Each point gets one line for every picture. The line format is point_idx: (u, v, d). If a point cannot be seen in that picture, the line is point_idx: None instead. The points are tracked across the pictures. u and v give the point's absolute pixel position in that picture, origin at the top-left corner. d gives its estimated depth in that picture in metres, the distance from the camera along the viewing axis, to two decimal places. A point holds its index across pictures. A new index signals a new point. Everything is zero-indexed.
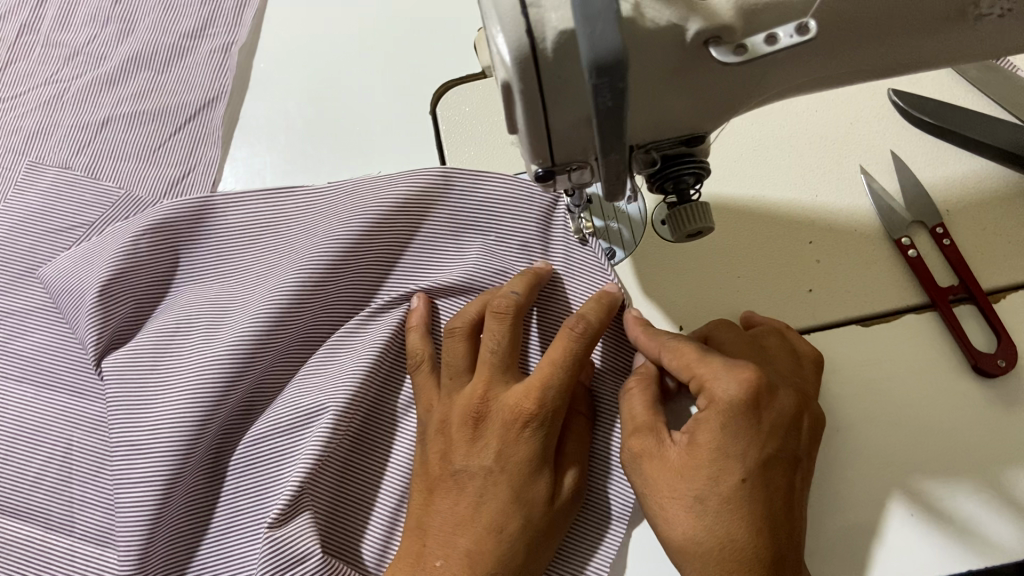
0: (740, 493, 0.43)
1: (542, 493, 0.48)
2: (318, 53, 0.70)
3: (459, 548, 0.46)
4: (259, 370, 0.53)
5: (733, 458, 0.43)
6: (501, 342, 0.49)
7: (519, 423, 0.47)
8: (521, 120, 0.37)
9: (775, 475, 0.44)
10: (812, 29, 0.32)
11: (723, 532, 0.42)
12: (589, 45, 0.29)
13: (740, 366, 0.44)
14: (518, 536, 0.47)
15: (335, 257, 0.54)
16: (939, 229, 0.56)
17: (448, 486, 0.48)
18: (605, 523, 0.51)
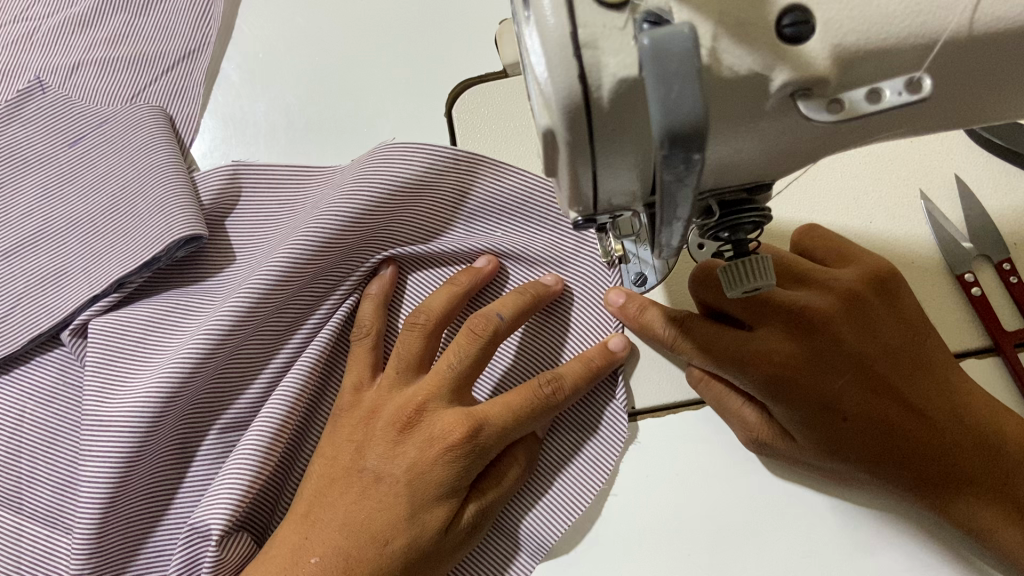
0: None
1: (440, 519, 0.47)
2: (314, 15, 0.65)
3: (336, 548, 0.45)
4: (236, 342, 0.50)
5: None
6: (467, 357, 0.49)
7: (440, 449, 0.47)
8: (564, 171, 0.32)
9: None
10: (924, 88, 0.27)
11: None
12: (661, 113, 0.24)
13: None
14: (401, 554, 0.45)
15: (329, 235, 0.51)
16: (1006, 265, 0.50)
17: (352, 484, 0.47)
18: (519, 546, 0.51)
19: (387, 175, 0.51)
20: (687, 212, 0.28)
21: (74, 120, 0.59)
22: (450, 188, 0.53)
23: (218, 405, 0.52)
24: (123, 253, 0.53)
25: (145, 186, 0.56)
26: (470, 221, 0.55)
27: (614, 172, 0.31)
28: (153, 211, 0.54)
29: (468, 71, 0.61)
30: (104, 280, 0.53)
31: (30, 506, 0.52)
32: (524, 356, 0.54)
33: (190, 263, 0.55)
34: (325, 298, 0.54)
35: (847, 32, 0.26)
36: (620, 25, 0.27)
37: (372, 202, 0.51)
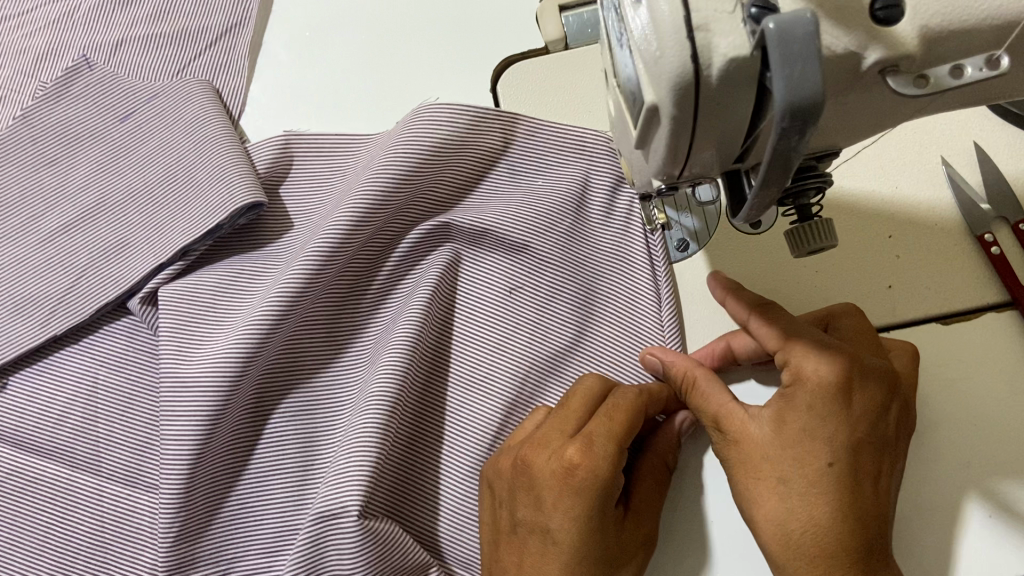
0: (826, 475, 0.44)
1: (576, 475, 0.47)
2: None
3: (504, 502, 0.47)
4: (301, 309, 0.53)
5: (820, 440, 0.44)
6: None
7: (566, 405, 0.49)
8: (661, 140, 0.35)
9: (865, 460, 0.45)
10: (1002, 64, 0.30)
11: (809, 516, 0.44)
12: (784, 90, 0.27)
13: (832, 350, 0.46)
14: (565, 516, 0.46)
15: (380, 198, 0.54)
16: (1022, 225, 0.55)
17: None
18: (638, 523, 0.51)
19: (427, 128, 0.54)
20: (789, 177, 0.31)
21: (123, 96, 0.60)
22: (497, 131, 0.57)
23: (292, 370, 0.54)
24: (188, 221, 0.54)
25: (202, 157, 0.57)
26: (513, 171, 0.58)
27: (709, 140, 0.34)
28: (211, 179, 0.55)
29: (508, 46, 0.63)
30: (169, 249, 0.54)
31: (109, 468, 0.54)
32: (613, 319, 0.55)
33: (250, 229, 0.57)
34: (378, 266, 0.56)
35: (934, 14, 0.30)
36: (729, 9, 0.30)
37: (429, 154, 0.54)
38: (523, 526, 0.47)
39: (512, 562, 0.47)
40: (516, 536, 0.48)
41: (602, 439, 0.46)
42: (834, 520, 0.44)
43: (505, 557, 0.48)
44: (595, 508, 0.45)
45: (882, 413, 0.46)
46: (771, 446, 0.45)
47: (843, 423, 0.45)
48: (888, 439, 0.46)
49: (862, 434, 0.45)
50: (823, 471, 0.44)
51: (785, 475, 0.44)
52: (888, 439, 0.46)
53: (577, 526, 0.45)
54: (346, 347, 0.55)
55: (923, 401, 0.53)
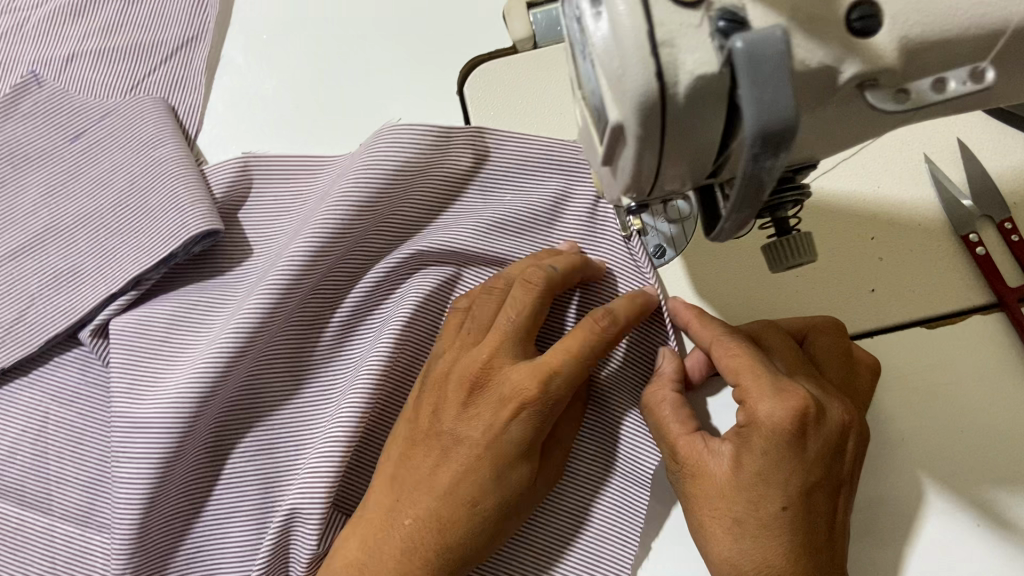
0: (780, 519, 0.43)
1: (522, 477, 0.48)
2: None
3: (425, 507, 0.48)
4: (263, 341, 0.51)
5: (773, 485, 0.43)
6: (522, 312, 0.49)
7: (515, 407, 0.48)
8: (628, 159, 0.33)
9: (818, 499, 0.44)
10: (987, 77, 0.28)
11: (761, 557, 0.43)
12: (755, 113, 0.25)
13: (789, 389, 0.43)
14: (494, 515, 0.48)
15: (345, 216, 0.51)
16: (1008, 224, 0.53)
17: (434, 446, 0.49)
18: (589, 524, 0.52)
19: (392, 148, 0.52)
20: (764, 199, 0.29)
21: (74, 115, 0.58)
22: (467, 150, 0.55)
23: (253, 406, 0.52)
24: (135, 252, 0.53)
25: (155, 181, 0.54)
26: (483, 189, 0.56)
27: (678, 159, 0.32)
28: (165, 207, 0.53)
29: (477, 49, 0.61)
30: (118, 278, 0.53)
31: (62, 507, 0.52)
32: None
33: (203, 260, 0.55)
34: (349, 281, 0.53)
35: (914, 25, 0.28)
36: (696, 23, 0.28)
37: (395, 171, 0.52)
38: (453, 436, 0.49)
39: (420, 471, 0.49)
40: (437, 441, 0.49)
41: (563, 359, 0.47)
42: (786, 561, 0.43)
43: (415, 466, 0.49)
44: (543, 396, 0.47)
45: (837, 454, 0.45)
46: (728, 486, 0.43)
47: (796, 469, 0.43)
48: (842, 477, 0.45)
49: (816, 477, 0.44)
50: (775, 515, 0.43)
51: (738, 516, 0.43)
52: (842, 478, 0.45)
53: (519, 420, 0.47)
54: (313, 375, 0.53)
55: (907, 406, 0.52)
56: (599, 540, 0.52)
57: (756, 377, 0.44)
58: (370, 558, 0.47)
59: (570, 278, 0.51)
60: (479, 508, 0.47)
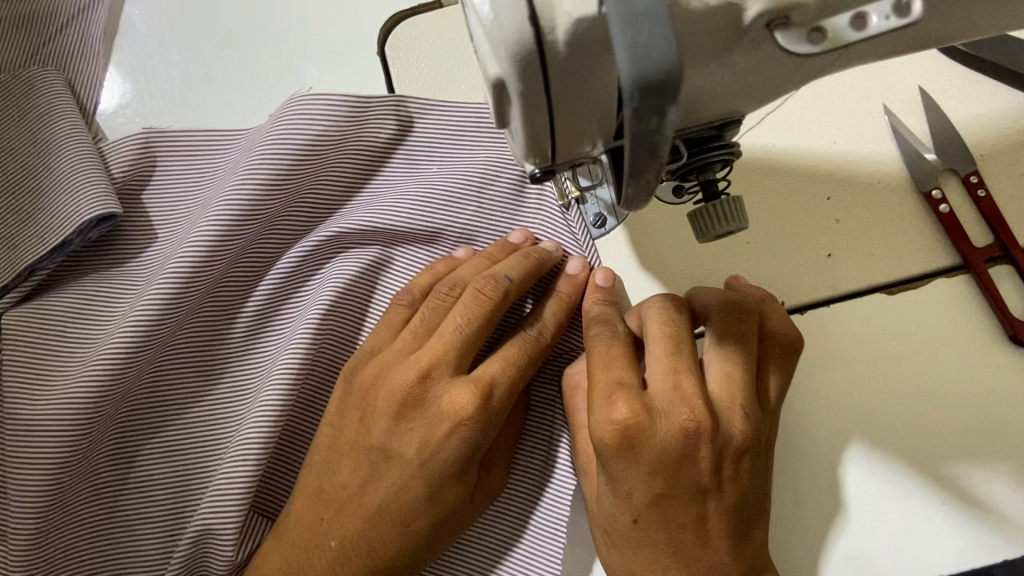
0: (634, 531, 0.40)
1: (456, 493, 0.45)
2: None
3: (348, 526, 0.46)
4: (170, 330, 0.48)
5: (619, 499, 0.40)
6: (474, 318, 0.45)
7: (451, 423, 0.44)
8: (516, 119, 0.28)
9: (679, 507, 0.40)
10: (913, 12, 0.24)
11: (631, 567, 0.42)
12: (630, 62, 0.21)
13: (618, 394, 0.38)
14: (423, 531, 0.45)
15: (255, 195, 0.47)
16: (974, 178, 0.49)
17: (365, 460, 0.46)
18: (520, 528, 0.49)
19: (302, 121, 0.48)
20: (661, 161, 0.25)
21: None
22: (389, 118, 0.50)
23: (162, 403, 0.49)
24: (31, 237, 0.49)
25: (50, 159, 0.51)
26: (408, 159, 0.51)
27: (574, 119, 0.28)
28: (59, 189, 0.50)
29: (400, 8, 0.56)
30: (10, 269, 0.49)
31: None
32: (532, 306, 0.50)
33: (106, 246, 0.51)
34: (265, 264, 0.50)
35: None
36: None
37: (307, 143, 0.48)
38: (383, 451, 0.45)
39: (347, 486, 0.46)
40: (368, 456, 0.46)
41: (502, 371, 0.44)
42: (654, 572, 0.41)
43: (340, 478, 0.46)
44: (482, 414, 0.43)
45: (693, 457, 0.39)
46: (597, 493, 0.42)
47: (646, 480, 0.39)
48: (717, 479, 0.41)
49: (666, 485, 0.39)
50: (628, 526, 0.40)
51: (605, 526, 0.42)
52: (710, 482, 0.40)
53: (455, 439, 0.44)
54: (225, 371, 0.50)
55: (866, 378, 0.48)
56: (538, 539, 0.49)
57: (595, 386, 0.40)
58: (296, 568, 0.45)
59: (528, 284, 0.46)
60: (412, 527, 0.45)
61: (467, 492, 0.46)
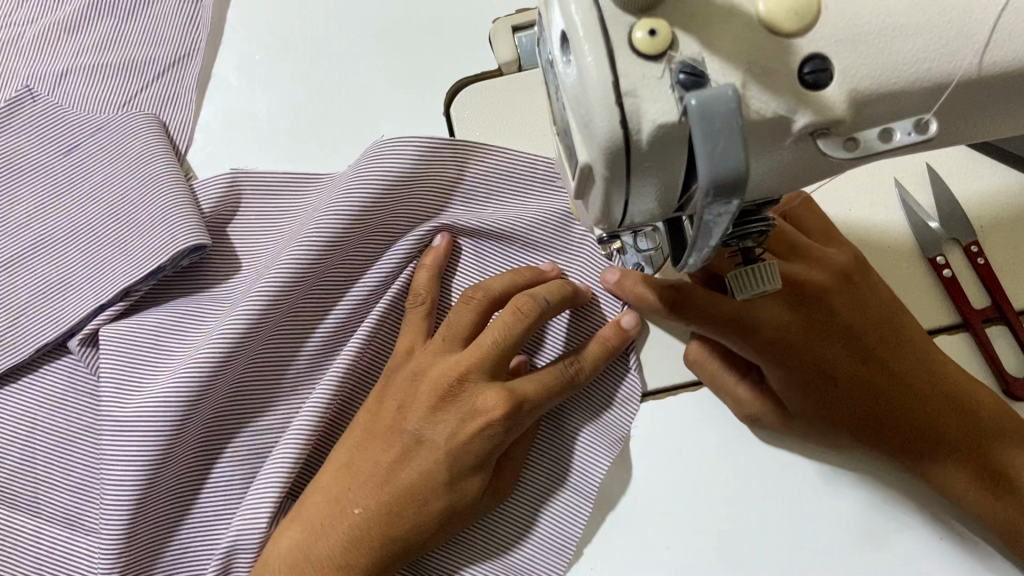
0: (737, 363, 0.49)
1: (472, 489, 0.50)
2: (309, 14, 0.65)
3: (377, 500, 0.49)
4: (250, 348, 0.53)
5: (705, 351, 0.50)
6: (509, 335, 0.50)
7: (480, 423, 0.49)
8: (598, 194, 0.34)
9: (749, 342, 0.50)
10: (930, 129, 0.30)
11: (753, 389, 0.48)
12: (709, 165, 0.26)
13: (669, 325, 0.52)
14: (434, 515, 0.50)
15: (332, 234, 0.53)
16: (974, 247, 0.55)
17: (392, 443, 0.51)
18: (523, 537, 0.54)
19: (380, 171, 0.54)
20: (716, 241, 0.31)
21: (68, 129, 0.59)
22: (450, 168, 0.56)
23: (241, 417, 0.55)
24: (128, 263, 0.55)
25: (144, 195, 0.56)
26: (466, 203, 0.58)
27: (643, 198, 0.34)
28: (155, 220, 0.55)
29: (463, 68, 0.62)
30: (109, 288, 0.54)
31: (49, 506, 0.54)
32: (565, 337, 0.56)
33: (191, 272, 0.57)
34: (335, 297, 0.55)
35: (864, 78, 0.29)
36: (657, 75, 0.29)
37: (380, 190, 0.54)
38: (415, 437, 0.50)
39: (377, 467, 0.50)
40: (398, 440, 0.51)
41: (535, 390, 0.51)
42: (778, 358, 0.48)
43: (373, 458, 0.50)
44: (510, 418, 0.49)
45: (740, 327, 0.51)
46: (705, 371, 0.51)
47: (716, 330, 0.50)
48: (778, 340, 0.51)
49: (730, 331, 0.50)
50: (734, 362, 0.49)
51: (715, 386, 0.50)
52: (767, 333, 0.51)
53: (481, 436, 0.50)
54: (293, 388, 0.55)
55: None
56: (536, 549, 0.54)
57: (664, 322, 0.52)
58: (317, 537, 0.48)
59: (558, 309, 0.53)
60: (430, 507, 0.49)
61: (478, 489, 0.51)
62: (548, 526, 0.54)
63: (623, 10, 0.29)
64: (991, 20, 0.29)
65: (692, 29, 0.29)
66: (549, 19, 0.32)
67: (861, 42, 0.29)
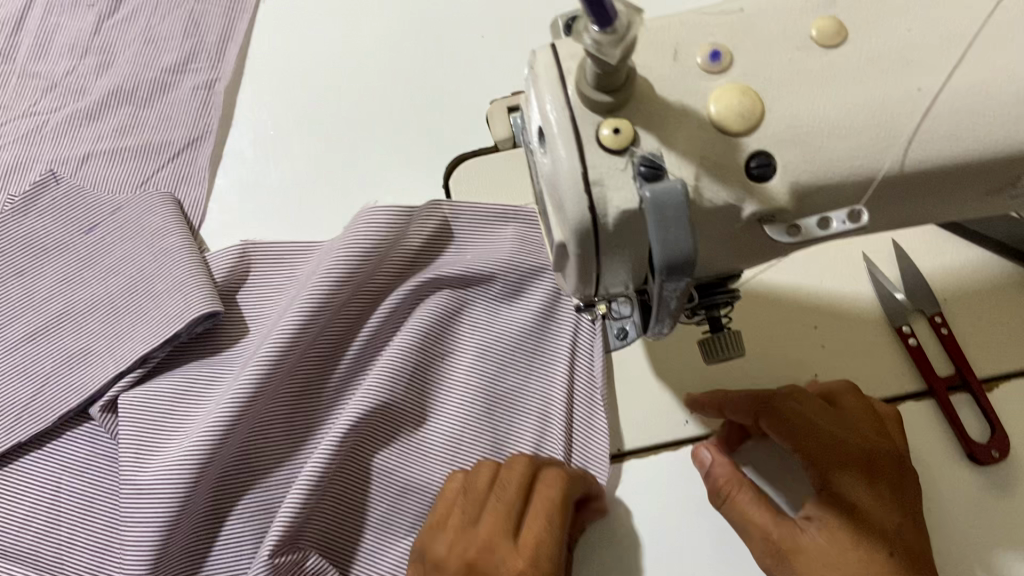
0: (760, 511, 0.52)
1: None
2: (312, 92, 0.69)
3: None
4: (259, 406, 0.57)
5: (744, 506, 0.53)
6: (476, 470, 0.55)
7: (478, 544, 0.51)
8: (572, 267, 0.38)
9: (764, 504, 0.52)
10: (863, 217, 0.34)
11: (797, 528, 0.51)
12: (661, 249, 0.30)
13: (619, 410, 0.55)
14: None
15: (327, 294, 0.58)
16: (938, 318, 0.58)
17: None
18: None
19: (369, 231, 0.59)
20: (675, 311, 0.35)
21: (90, 208, 0.63)
22: (430, 222, 0.62)
23: (253, 471, 0.58)
24: (146, 332, 0.58)
25: (162, 268, 0.60)
26: (458, 253, 0.63)
27: (614, 275, 0.38)
28: (171, 292, 0.59)
29: (457, 144, 0.66)
30: (128, 356, 0.58)
31: (72, 567, 0.56)
32: (542, 400, 0.61)
33: (206, 338, 0.60)
34: (331, 355, 0.60)
35: (802, 172, 0.33)
36: (621, 166, 0.33)
37: (366, 251, 0.59)
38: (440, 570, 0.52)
39: None
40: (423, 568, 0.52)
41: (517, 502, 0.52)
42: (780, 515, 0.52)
43: None
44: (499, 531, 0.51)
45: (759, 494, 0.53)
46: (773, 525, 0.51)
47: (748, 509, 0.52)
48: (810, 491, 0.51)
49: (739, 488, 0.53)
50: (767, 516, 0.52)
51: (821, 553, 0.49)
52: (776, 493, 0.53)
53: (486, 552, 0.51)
54: (304, 442, 0.59)
55: None
56: None
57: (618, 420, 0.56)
58: None
59: None
60: None
61: None
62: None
63: (592, 110, 0.33)
64: (914, 123, 0.33)
65: (652, 129, 0.33)
66: (528, 114, 0.37)
67: (802, 141, 0.33)
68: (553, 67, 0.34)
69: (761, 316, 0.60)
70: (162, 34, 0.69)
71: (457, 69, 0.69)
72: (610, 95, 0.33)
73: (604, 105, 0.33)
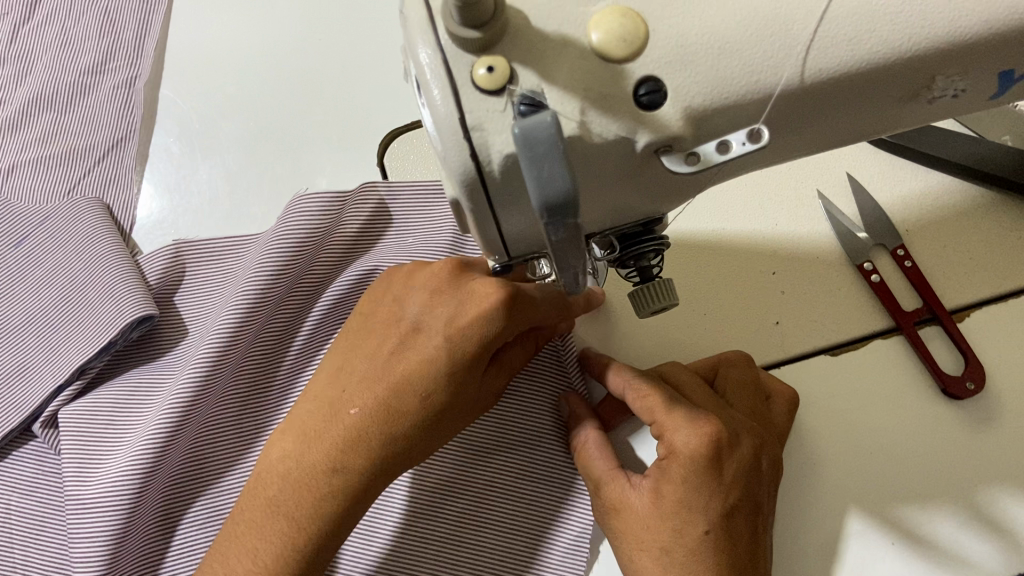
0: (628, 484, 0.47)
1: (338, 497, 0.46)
2: (237, 76, 0.66)
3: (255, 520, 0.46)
4: (202, 413, 0.55)
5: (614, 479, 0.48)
6: None
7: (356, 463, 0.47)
8: (474, 227, 0.35)
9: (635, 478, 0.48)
10: (763, 137, 0.32)
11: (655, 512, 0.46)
12: (538, 191, 0.28)
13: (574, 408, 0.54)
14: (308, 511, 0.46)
15: (260, 291, 0.56)
16: (900, 251, 0.56)
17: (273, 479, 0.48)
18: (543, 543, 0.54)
19: (299, 219, 0.57)
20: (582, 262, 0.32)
21: (16, 222, 0.61)
22: (366, 203, 0.60)
23: (204, 479, 0.56)
24: (81, 341, 0.57)
25: (94, 275, 0.58)
26: (400, 234, 0.61)
27: (521, 229, 0.35)
28: (104, 298, 0.57)
29: (390, 119, 0.65)
30: (65, 369, 0.56)
31: None
32: None
33: (146, 343, 0.58)
34: (276, 353, 0.58)
35: (694, 96, 0.31)
36: (500, 108, 0.30)
37: (301, 237, 0.57)
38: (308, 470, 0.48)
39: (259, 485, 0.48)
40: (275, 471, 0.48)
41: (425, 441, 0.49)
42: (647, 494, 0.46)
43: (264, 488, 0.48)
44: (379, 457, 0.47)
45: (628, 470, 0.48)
46: (649, 517, 0.46)
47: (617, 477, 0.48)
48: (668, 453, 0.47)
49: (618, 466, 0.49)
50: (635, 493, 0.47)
51: (665, 546, 0.45)
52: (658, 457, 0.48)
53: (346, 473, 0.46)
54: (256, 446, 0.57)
55: (841, 432, 0.54)
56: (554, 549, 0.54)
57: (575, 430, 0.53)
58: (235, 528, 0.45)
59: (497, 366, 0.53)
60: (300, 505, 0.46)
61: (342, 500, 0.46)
62: (551, 558, 0.54)
63: (463, 50, 0.30)
64: (811, 27, 0.31)
65: (530, 61, 0.30)
66: (408, 66, 0.34)
67: (689, 62, 0.31)
68: (421, 5, 0.31)
69: (716, 267, 0.58)
70: (79, 36, 0.67)
71: (384, 43, 0.68)
72: (478, 31, 0.29)
73: (473, 42, 0.29)
